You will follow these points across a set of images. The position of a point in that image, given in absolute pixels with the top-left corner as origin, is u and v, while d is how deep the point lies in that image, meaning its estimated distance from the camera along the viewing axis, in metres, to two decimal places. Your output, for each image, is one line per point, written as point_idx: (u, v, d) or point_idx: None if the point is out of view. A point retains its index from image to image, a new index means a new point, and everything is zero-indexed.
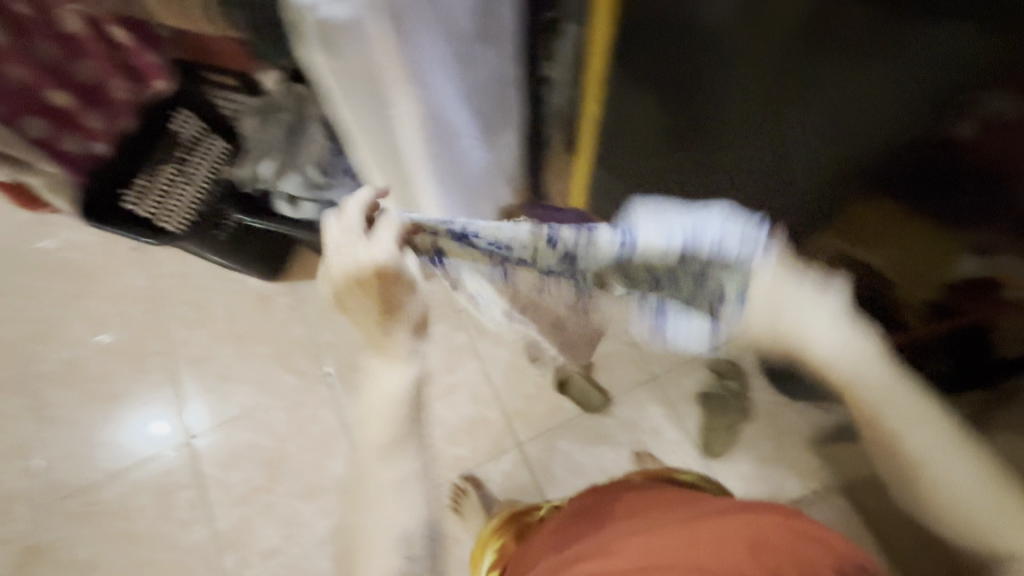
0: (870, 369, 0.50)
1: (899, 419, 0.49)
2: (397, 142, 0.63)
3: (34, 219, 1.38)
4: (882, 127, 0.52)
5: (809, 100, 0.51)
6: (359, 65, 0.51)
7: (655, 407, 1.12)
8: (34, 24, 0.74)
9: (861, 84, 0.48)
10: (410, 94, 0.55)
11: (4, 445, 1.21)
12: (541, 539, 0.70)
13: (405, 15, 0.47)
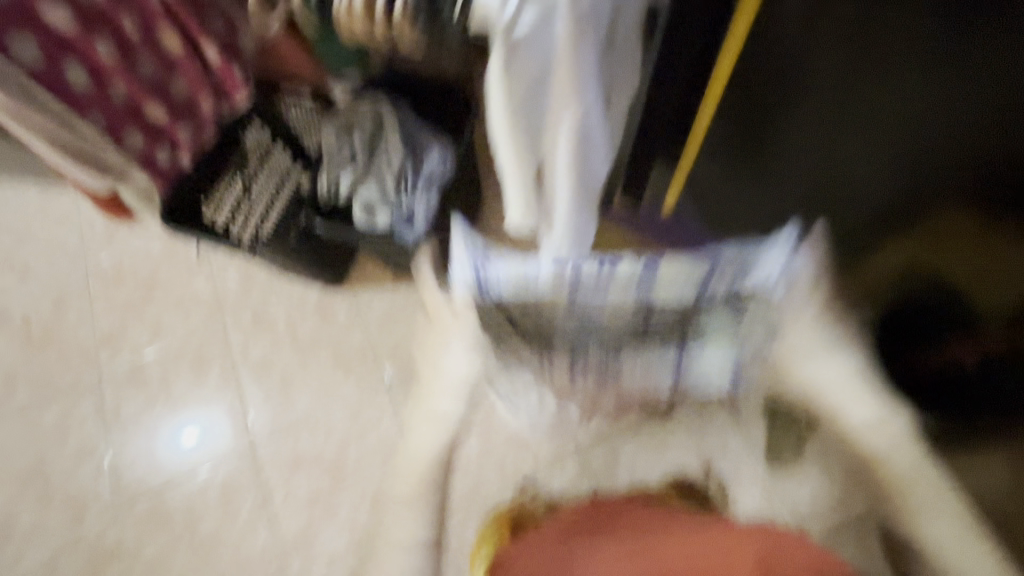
0: (902, 450, 0.77)
1: (922, 503, 0.75)
2: (546, 141, 0.71)
3: (102, 227, 1.43)
4: (919, 120, 0.65)
5: (865, 89, 0.65)
6: (533, 62, 0.61)
7: (719, 419, 1.11)
8: (141, 45, 0.81)
9: (904, 76, 0.61)
10: (570, 94, 0.64)
11: (72, 446, 1.24)
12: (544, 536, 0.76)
13: (584, 16, 0.58)
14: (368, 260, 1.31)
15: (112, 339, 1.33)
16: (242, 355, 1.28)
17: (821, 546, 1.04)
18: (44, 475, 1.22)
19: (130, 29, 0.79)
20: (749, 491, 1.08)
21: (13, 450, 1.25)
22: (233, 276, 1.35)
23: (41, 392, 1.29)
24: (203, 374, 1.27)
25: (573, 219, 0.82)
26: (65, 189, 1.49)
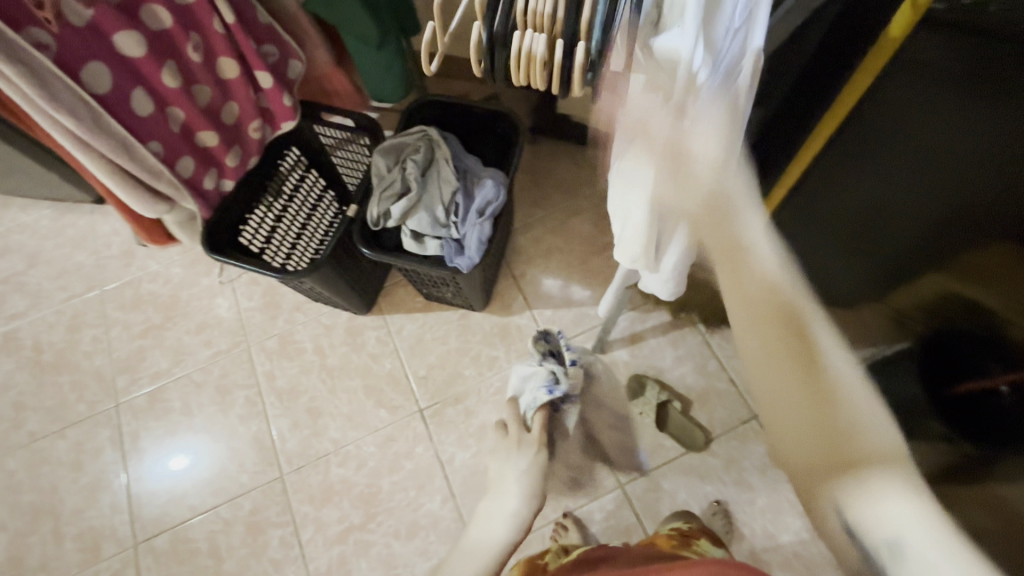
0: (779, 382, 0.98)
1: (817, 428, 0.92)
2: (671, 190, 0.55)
3: (120, 251, 1.40)
4: (967, 168, 0.71)
5: (928, 132, 0.70)
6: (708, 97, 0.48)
7: (757, 445, 1.12)
8: (201, 72, 0.81)
9: (957, 119, 0.67)
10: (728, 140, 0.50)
11: (87, 480, 1.19)
12: None
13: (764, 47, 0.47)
14: (398, 286, 1.31)
15: (130, 366, 1.28)
16: (267, 382, 1.24)
17: None
18: (56, 510, 1.17)
19: (194, 57, 0.78)
20: (791, 519, 1.06)
21: (24, 485, 1.19)
22: (257, 301, 1.32)
23: (53, 423, 1.24)
24: (227, 403, 1.23)
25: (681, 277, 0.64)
26: (80, 214, 1.46)
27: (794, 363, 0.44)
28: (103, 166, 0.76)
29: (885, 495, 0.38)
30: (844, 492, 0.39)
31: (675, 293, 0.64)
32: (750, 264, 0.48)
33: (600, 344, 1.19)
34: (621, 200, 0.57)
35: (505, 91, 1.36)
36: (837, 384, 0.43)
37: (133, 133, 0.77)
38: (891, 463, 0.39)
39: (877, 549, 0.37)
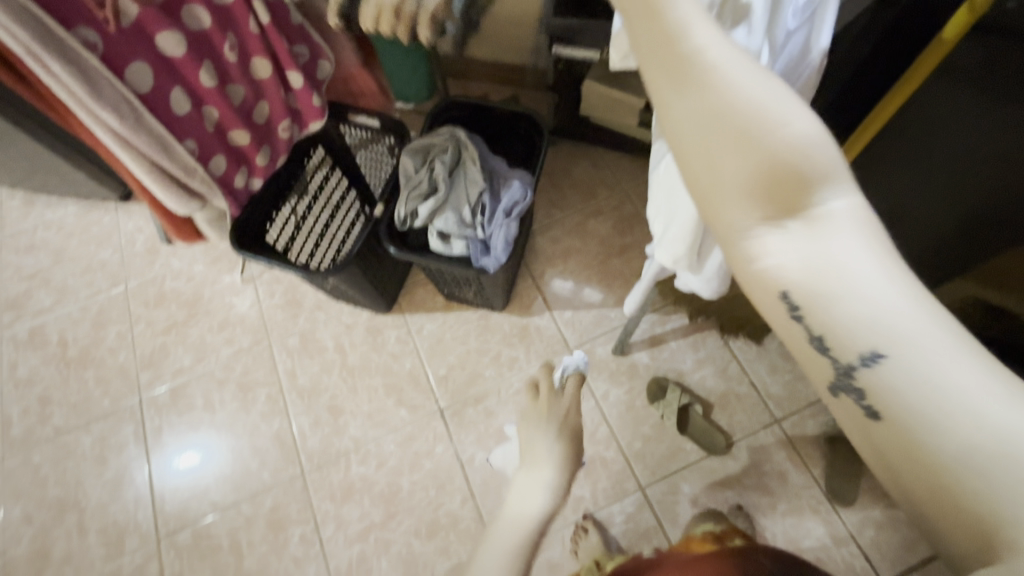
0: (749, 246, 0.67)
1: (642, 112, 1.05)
2: None
3: (144, 248, 1.42)
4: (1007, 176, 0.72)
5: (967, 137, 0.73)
6: None
7: (779, 450, 1.11)
8: (236, 72, 0.82)
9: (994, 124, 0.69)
10: None
11: (109, 475, 1.20)
12: None
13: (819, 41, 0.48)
14: (418, 287, 1.31)
15: (153, 362, 1.30)
16: (289, 380, 1.25)
17: None
18: (80, 504, 1.18)
19: (229, 57, 0.79)
20: (813, 524, 1.05)
21: (49, 479, 1.21)
22: (278, 299, 1.33)
23: (78, 417, 1.26)
24: (249, 400, 1.24)
25: (720, 281, 0.62)
26: (104, 212, 1.48)
27: (738, 142, 0.34)
28: (141, 163, 0.77)
29: (850, 285, 0.32)
30: (808, 293, 0.33)
31: (717, 292, 0.63)
32: (671, 31, 0.36)
33: (619, 347, 1.19)
34: (666, 201, 0.56)
35: (526, 93, 1.37)
36: (783, 156, 0.33)
37: (171, 131, 0.79)
38: (851, 239, 0.33)
39: (850, 356, 0.33)
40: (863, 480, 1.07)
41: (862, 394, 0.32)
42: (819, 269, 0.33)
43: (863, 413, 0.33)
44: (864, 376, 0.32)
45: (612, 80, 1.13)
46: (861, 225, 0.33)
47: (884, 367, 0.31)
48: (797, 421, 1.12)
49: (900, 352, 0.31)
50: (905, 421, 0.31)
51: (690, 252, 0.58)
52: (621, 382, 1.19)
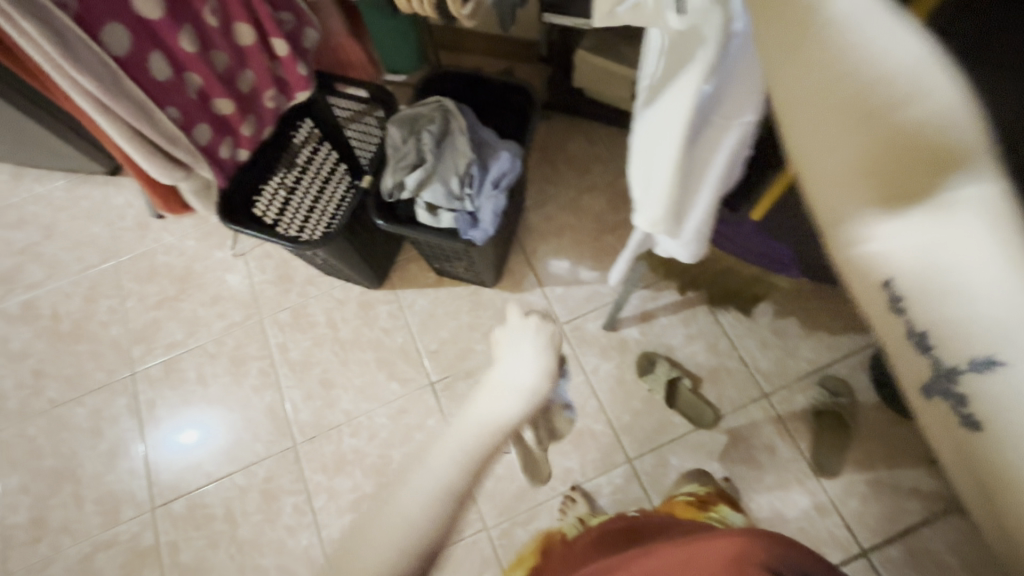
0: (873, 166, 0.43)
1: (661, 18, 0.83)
2: (699, 147, 0.52)
3: (135, 223, 1.41)
4: None
5: None
6: None
7: (767, 424, 1.12)
8: (218, 38, 0.80)
9: None
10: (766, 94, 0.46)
11: (103, 447, 1.22)
12: (567, 566, 0.71)
13: None
14: (410, 262, 1.31)
15: (146, 336, 1.30)
16: (281, 354, 1.26)
17: (872, 554, 1.01)
18: (76, 473, 1.20)
19: (211, 22, 0.77)
20: (798, 496, 1.06)
21: (45, 449, 1.22)
22: (270, 274, 1.33)
23: (72, 390, 1.27)
24: (241, 373, 1.25)
25: (701, 243, 0.62)
26: (94, 186, 1.46)
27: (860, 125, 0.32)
28: (122, 130, 0.76)
29: (967, 274, 0.29)
30: (918, 282, 0.30)
31: (697, 254, 0.63)
32: (800, 3, 0.33)
33: (610, 322, 1.19)
34: (646, 162, 0.55)
35: (520, 65, 1.35)
36: (911, 132, 0.31)
37: (152, 98, 0.77)
38: (989, 228, 0.29)
39: (960, 357, 0.29)
40: (848, 453, 1.08)
41: (963, 401, 0.29)
42: (931, 257, 0.30)
43: (957, 424, 0.29)
44: (969, 378, 0.29)
45: (606, 50, 1.11)
46: (996, 214, 0.29)
47: (998, 374, 0.28)
48: (786, 396, 1.13)
49: (1018, 356, 0.27)
50: (1012, 448, 0.26)
51: (668, 213, 0.57)
52: (612, 357, 1.19)
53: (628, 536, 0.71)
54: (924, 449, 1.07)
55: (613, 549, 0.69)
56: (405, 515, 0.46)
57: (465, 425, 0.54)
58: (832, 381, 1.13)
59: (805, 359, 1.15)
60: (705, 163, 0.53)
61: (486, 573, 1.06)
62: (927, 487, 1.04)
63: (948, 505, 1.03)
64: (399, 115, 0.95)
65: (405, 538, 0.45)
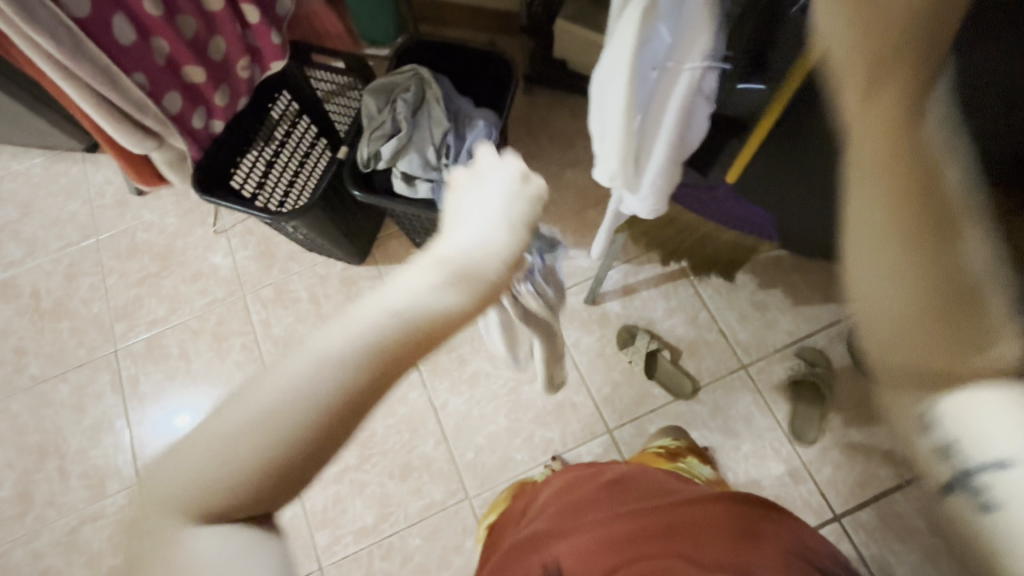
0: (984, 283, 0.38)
1: None
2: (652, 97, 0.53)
3: (114, 200, 1.40)
4: None
5: None
6: None
7: (745, 394, 1.13)
8: (185, 2, 0.79)
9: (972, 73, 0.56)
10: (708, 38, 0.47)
11: (86, 423, 1.22)
12: (537, 521, 0.74)
13: None
14: (392, 238, 1.30)
15: (127, 313, 1.30)
16: (263, 330, 1.26)
17: (843, 518, 1.04)
18: (60, 449, 1.20)
19: None
20: (774, 464, 1.09)
21: (28, 426, 1.23)
22: (251, 251, 1.33)
23: (54, 367, 1.27)
24: (224, 349, 1.25)
25: (660, 197, 0.62)
26: (72, 163, 1.44)
27: (886, 214, 0.39)
28: (87, 95, 0.76)
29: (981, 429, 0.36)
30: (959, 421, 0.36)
31: (659, 209, 0.62)
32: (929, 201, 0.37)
33: (592, 296, 1.20)
34: (600, 110, 0.56)
35: (503, 38, 1.33)
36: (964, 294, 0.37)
37: (118, 62, 0.77)
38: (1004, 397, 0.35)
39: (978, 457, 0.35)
40: (824, 423, 1.09)
41: (997, 503, 0.34)
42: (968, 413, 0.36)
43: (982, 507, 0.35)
44: (983, 478, 0.35)
45: (588, 20, 1.10)
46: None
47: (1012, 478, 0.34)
48: (763, 367, 1.14)
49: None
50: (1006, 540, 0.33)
51: (621, 162, 0.57)
52: (592, 330, 1.20)
53: (597, 494, 0.73)
54: None
55: (565, 497, 0.76)
56: (275, 425, 0.34)
57: (366, 309, 0.37)
58: (810, 352, 1.14)
59: (784, 331, 1.16)
60: (658, 111, 0.54)
61: (467, 540, 1.08)
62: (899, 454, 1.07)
63: None
64: (377, 81, 0.94)
65: (275, 457, 0.34)
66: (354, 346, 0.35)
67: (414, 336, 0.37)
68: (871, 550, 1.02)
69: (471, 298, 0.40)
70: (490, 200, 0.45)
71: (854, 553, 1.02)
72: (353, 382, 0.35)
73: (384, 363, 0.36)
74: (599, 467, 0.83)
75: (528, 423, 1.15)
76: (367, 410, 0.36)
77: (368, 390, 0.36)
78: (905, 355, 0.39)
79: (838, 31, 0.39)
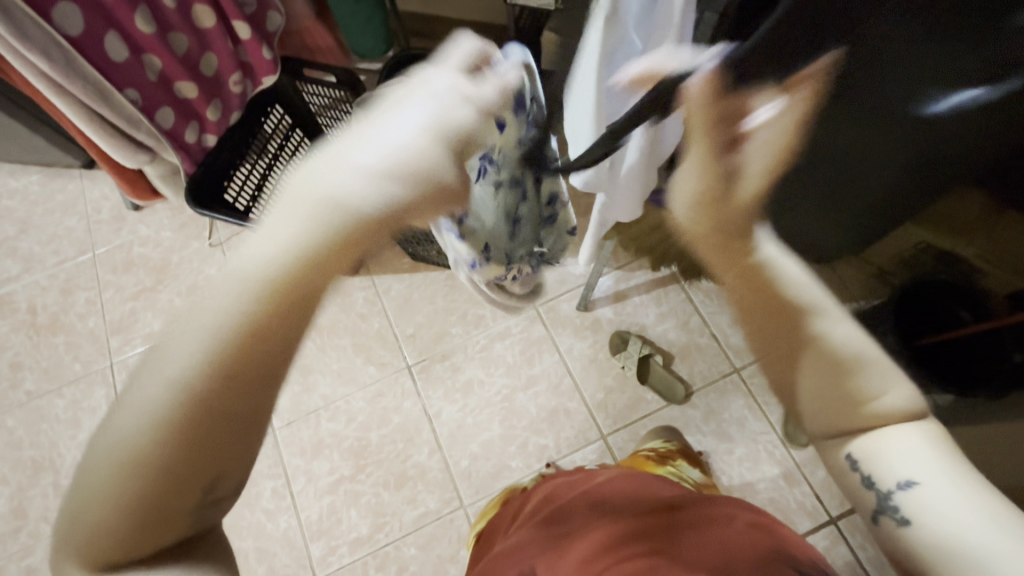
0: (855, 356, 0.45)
1: None
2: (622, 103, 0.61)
3: (110, 216, 1.41)
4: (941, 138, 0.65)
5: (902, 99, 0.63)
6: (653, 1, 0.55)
7: (738, 397, 1.14)
8: (175, 19, 0.80)
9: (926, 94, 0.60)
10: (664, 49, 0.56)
11: (81, 437, 1.22)
12: (528, 525, 0.74)
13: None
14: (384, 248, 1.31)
15: (123, 326, 1.31)
16: None
17: (838, 521, 1.04)
18: (55, 464, 1.20)
19: (167, 2, 0.78)
20: (767, 467, 1.09)
21: (23, 441, 1.23)
22: None
23: (50, 381, 1.27)
24: None
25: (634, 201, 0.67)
26: (69, 179, 1.46)
27: (765, 321, 0.47)
28: (81, 111, 0.78)
29: (890, 456, 0.45)
30: (868, 460, 0.46)
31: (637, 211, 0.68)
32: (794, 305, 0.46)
33: (584, 302, 1.21)
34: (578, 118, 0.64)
35: None
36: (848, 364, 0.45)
37: (109, 78, 0.78)
38: (913, 445, 0.44)
39: (886, 484, 0.45)
40: None
41: (905, 520, 0.43)
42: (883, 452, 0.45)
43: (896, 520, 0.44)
44: (897, 497, 0.44)
45: (574, 31, 1.12)
46: (931, 458, 0.43)
47: (912, 493, 0.43)
48: (756, 370, 1.15)
49: (921, 488, 0.43)
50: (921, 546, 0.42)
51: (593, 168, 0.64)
52: (585, 336, 1.21)
53: (587, 501, 0.73)
54: None
55: (554, 499, 0.77)
56: (153, 413, 0.33)
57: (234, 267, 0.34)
58: None
59: None
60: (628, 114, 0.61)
61: (462, 549, 1.08)
62: None
63: None
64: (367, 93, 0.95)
65: (170, 446, 0.33)
66: (234, 300, 0.33)
67: (300, 272, 0.33)
68: (868, 553, 1.02)
69: (342, 233, 0.33)
70: (424, 94, 0.37)
71: (850, 555, 1.02)
72: (224, 356, 0.33)
73: (260, 319, 0.33)
74: (591, 470, 0.84)
75: (522, 429, 1.15)
76: (258, 375, 0.34)
77: (247, 356, 0.33)
78: (827, 423, 0.48)
79: (691, 193, 0.46)
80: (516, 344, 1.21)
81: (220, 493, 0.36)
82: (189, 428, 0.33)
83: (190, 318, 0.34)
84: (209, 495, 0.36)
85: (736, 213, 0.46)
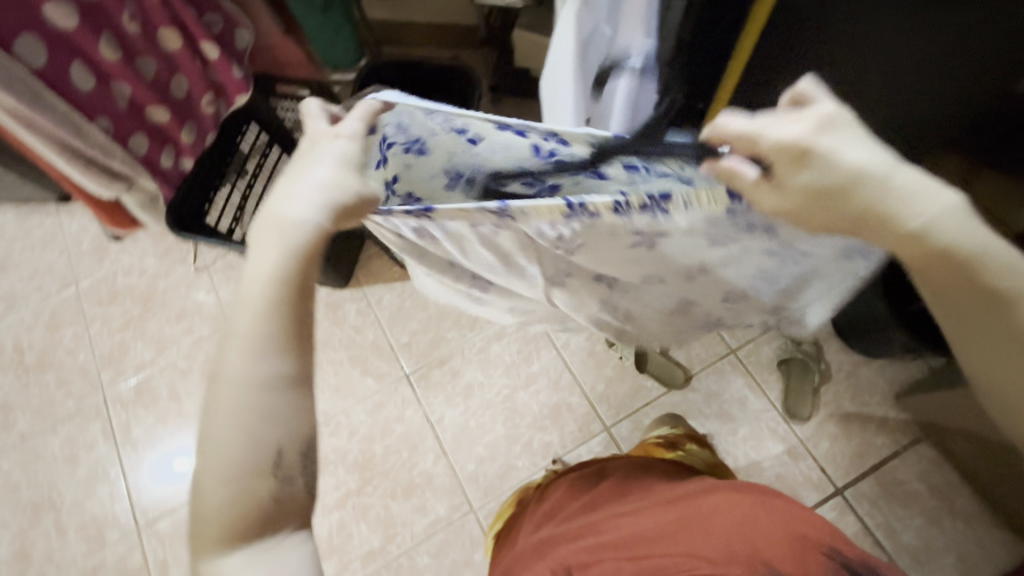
0: None
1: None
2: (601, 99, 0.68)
3: (91, 247, 1.39)
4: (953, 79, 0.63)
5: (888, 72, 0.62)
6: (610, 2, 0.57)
7: (737, 378, 1.14)
8: (141, 44, 0.80)
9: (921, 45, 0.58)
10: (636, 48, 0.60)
11: (80, 473, 1.21)
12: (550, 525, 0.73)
13: None
14: (373, 258, 1.31)
15: (113, 359, 1.29)
16: None
17: (844, 491, 1.05)
18: (55, 503, 1.19)
19: (131, 28, 0.78)
20: (771, 444, 1.10)
21: (21, 483, 1.21)
22: (234, 285, 1.33)
23: (42, 421, 1.25)
24: None
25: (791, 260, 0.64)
26: (45, 214, 1.43)
27: (948, 297, 0.48)
28: (53, 147, 0.76)
29: None
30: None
31: None
32: (987, 288, 0.46)
33: None
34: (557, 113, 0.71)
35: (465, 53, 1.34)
36: None
37: (81, 111, 0.77)
38: None
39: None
40: (817, 399, 1.10)
41: None
42: None
43: None
44: None
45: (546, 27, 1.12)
46: None
47: None
48: (752, 349, 1.16)
49: None
50: None
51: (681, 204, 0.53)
52: (581, 330, 1.21)
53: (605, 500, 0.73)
54: (886, 386, 1.10)
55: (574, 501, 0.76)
56: (241, 393, 0.41)
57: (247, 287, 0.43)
58: None
59: None
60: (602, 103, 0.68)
61: (476, 553, 1.08)
62: (892, 422, 1.08)
63: (913, 436, 1.07)
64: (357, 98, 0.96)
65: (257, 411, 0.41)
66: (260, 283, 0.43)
67: (298, 262, 0.43)
68: (875, 520, 1.04)
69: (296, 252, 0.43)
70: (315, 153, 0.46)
71: (859, 524, 1.03)
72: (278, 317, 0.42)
73: (287, 301, 0.43)
74: (602, 463, 0.84)
75: (526, 428, 1.15)
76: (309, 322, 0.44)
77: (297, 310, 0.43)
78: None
79: (791, 209, 0.43)
80: (513, 343, 1.21)
81: (287, 466, 0.43)
82: (253, 409, 0.41)
83: (222, 344, 0.43)
84: (281, 466, 0.42)
85: (833, 209, 0.42)
